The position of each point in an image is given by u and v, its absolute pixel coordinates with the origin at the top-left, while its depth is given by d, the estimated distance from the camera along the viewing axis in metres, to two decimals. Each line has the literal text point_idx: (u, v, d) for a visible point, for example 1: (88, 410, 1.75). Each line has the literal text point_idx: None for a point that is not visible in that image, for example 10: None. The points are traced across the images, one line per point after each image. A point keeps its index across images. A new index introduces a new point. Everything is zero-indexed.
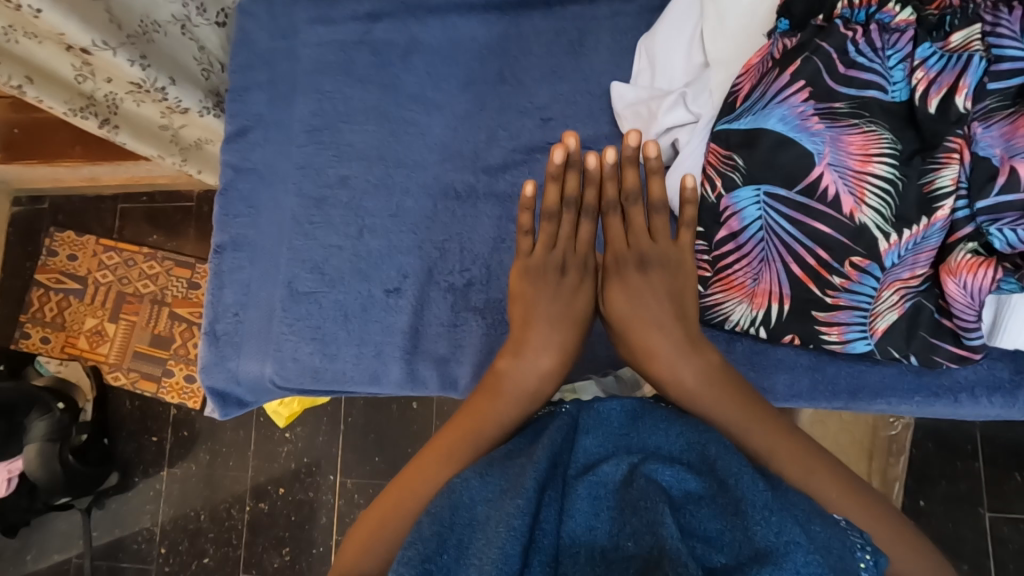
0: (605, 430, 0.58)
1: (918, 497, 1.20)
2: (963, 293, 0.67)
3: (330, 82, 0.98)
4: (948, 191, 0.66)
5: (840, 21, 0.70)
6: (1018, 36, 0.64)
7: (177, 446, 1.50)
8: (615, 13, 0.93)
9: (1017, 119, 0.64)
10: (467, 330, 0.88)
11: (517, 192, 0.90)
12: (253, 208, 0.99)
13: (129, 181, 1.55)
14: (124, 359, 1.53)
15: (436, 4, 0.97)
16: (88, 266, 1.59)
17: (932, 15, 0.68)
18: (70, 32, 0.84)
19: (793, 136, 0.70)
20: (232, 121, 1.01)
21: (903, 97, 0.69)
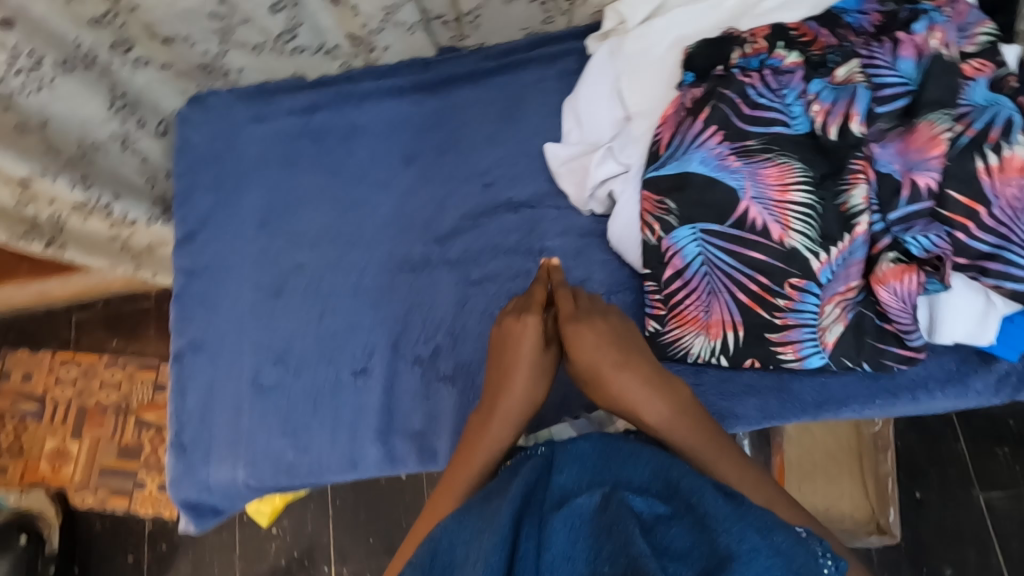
0: (580, 466, 0.58)
1: (913, 489, 1.22)
2: (895, 300, 0.72)
3: (276, 175, 1.01)
4: (861, 209, 0.72)
5: (737, 69, 0.77)
6: (892, 65, 0.72)
7: (156, 561, 1.41)
8: (539, 79, 0.98)
9: (907, 136, 0.71)
10: (439, 399, 0.88)
11: (470, 256, 0.93)
12: (211, 306, 0.97)
13: (84, 291, 1.52)
14: (91, 478, 1.45)
15: (368, 92, 1.01)
16: (45, 384, 1.51)
17: (816, 55, 0.75)
18: (8, 166, 0.88)
19: (716, 175, 0.76)
20: (180, 226, 1.01)
21: (805, 129, 0.75)
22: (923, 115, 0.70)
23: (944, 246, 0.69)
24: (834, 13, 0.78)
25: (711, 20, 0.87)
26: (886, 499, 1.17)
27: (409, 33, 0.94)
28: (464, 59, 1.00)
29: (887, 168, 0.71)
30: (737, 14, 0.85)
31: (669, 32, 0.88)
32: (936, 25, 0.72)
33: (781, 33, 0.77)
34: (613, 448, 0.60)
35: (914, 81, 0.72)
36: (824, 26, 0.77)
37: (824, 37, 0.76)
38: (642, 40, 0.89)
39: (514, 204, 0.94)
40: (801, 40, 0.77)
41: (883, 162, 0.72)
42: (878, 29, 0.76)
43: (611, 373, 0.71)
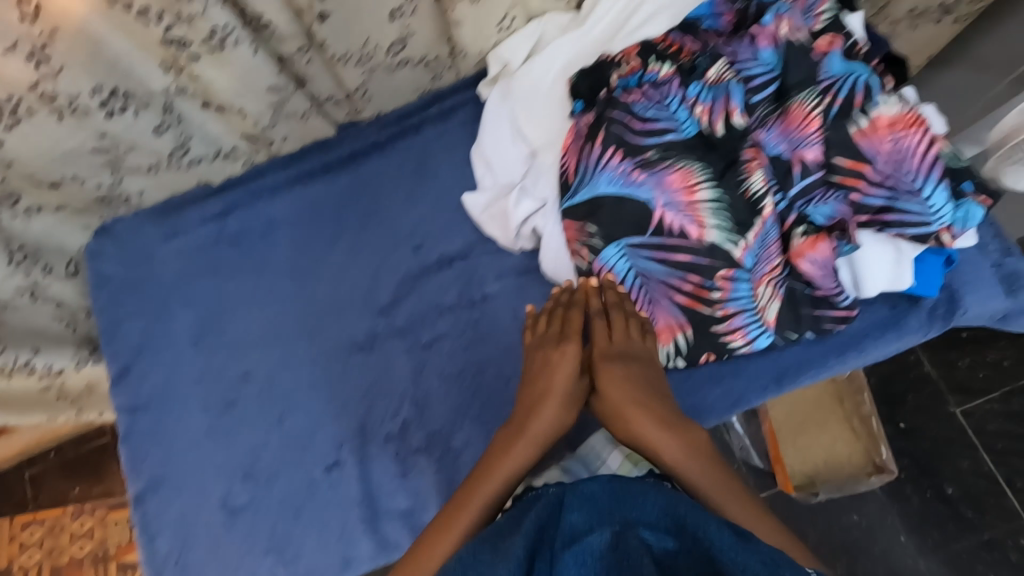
0: (589, 506, 0.56)
1: (897, 419, 1.28)
2: (817, 269, 0.75)
3: (201, 287, 0.97)
4: (763, 192, 0.75)
5: (619, 90, 0.81)
6: (755, 57, 0.77)
7: None
8: (442, 133, 1.00)
9: (785, 117, 0.76)
10: (419, 472, 0.86)
11: (418, 320, 0.92)
12: (163, 438, 0.92)
13: (28, 445, 1.40)
14: None
15: (277, 183, 1.00)
16: (9, 554, 1.40)
17: (686, 62, 0.80)
18: None
19: (626, 192, 0.78)
20: (114, 362, 0.96)
21: (695, 130, 0.79)
22: (794, 96, 0.76)
23: (844, 210, 0.74)
24: (690, 22, 0.83)
25: (586, 44, 0.90)
26: (875, 438, 1.20)
27: (302, 120, 0.93)
28: (364, 129, 1.01)
29: (775, 150, 0.76)
30: (609, 34, 0.89)
31: (552, 66, 0.91)
32: (782, 14, 0.77)
33: (650, 47, 0.82)
34: (624, 484, 0.58)
35: (778, 64, 0.77)
36: (686, 32, 0.82)
37: (689, 43, 0.81)
38: (528, 77, 0.92)
39: (446, 259, 0.94)
40: (669, 50, 0.82)
41: (770, 146, 0.76)
42: (735, 25, 0.82)
43: (634, 411, 0.74)
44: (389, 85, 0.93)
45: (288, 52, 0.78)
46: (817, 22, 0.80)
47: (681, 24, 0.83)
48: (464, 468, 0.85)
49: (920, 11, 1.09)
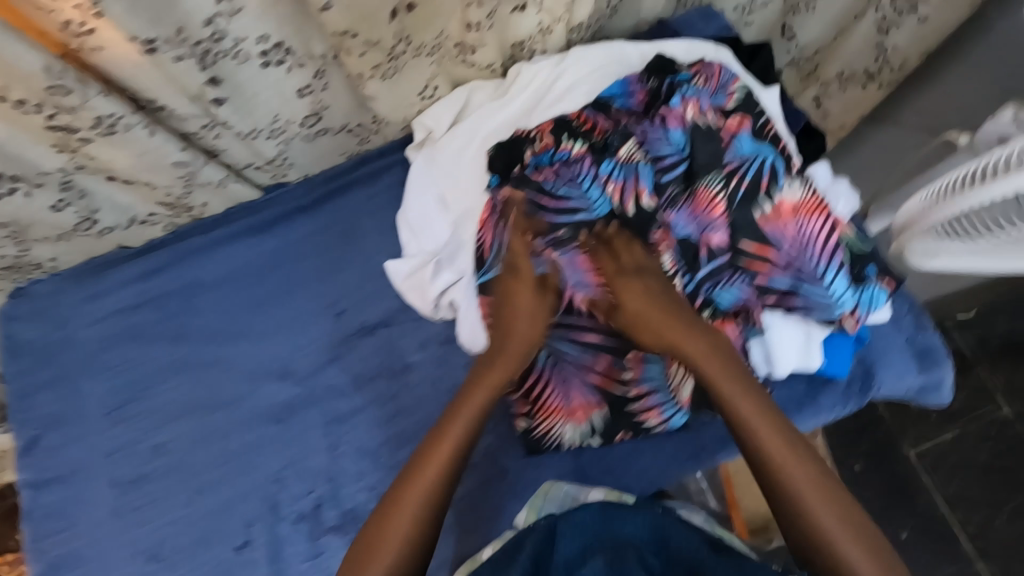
0: (580, 536, 0.67)
1: (850, 462, 1.28)
2: (725, 350, 0.76)
3: (116, 354, 0.94)
4: (670, 274, 0.76)
5: (530, 168, 0.81)
6: (664, 137, 0.78)
7: None
8: (369, 197, 0.99)
9: (693, 200, 0.75)
10: (331, 553, 0.84)
11: (337, 390, 0.91)
12: (67, 517, 0.88)
13: None
14: None
15: (200, 246, 0.98)
16: None
17: (598, 140, 0.81)
18: None
19: (537, 271, 0.77)
20: (21, 433, 0.92)
21: (606, 209, 0.78)
22: (701, 178, 0.75)
23: (748, 293, 0.75)
24: (603, 100, 0.84)
25: (505, 116, 0.91)
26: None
27: (221, 187, 0.91)
28: (291, 190, 1.00)
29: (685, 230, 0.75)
30: (526, 110, 0.90)
31: (474, 134, 0.91)
32: (687, 98, 0.79)
33: (563, 124, 0.82)
34: (606, 509, 0.69)
35: (686, 145, 0.77)
36: (599, 110, 0.84)
37: (601, 122, 0.82)
38: (450, 146, 0.92)
39: (368, 327, 0.94)
40: (582, 128, 0.82)
41: (679, 227, 0.76)
42: (646, 106, 0.83)
43: (664, 321, 0.73)
44: (310, 151, 0.91)
45: (192, 129, 0.75)
46: (727, 101, 0.81)
47: (595, 102, 0.84)
48: None
49: (848, 74, 1.11)
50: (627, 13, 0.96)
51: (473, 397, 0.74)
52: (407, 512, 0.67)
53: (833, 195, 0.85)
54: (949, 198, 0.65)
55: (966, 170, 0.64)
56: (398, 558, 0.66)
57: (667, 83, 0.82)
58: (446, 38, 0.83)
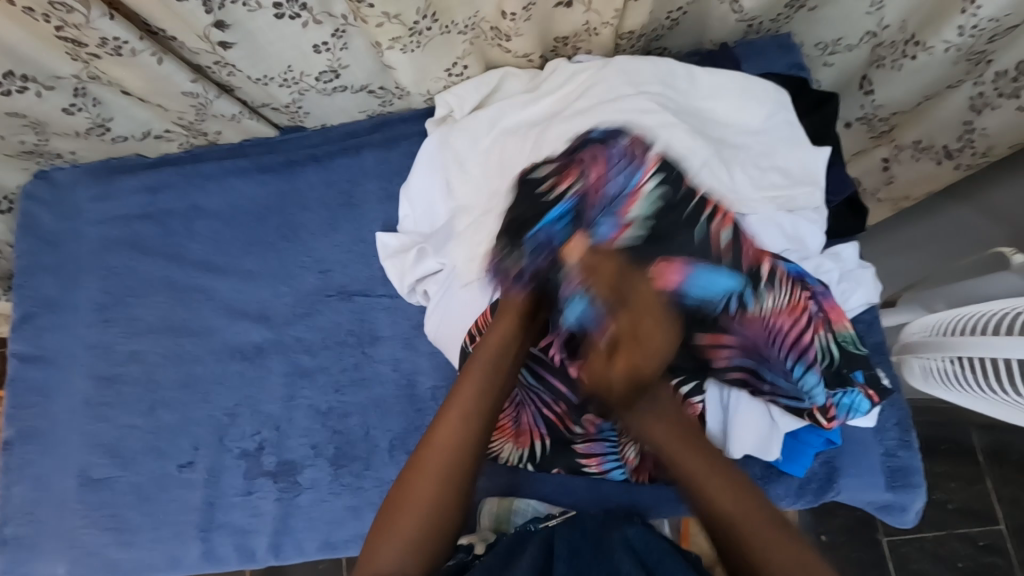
0: (573, 557, 0.64)
1: (819, 531, 1.27)
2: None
3: (115, 257, 1.00)
4: None
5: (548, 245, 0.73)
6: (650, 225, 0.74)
7: None
8: (378, 162, 0.98)
9: None
10: (261, 496, 0.88)
11: (303, 345, 0.93)
12: (44, 394, 0.96)
13: None
14: None
15: (210, 172, 1.00)
16: None
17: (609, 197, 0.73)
18: None
19: None
20: (19, 307, 1.00)
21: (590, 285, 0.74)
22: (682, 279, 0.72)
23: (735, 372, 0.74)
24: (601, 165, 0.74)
25: (530, 114, 0.86)
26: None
27: (235, 121, 0.91)
28: (307, 137, 1.00)
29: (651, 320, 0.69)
30: (552, 112, 0.85)
31: (494, 125, 0.87)
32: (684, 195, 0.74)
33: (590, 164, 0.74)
34: (598, 529, 0.69)
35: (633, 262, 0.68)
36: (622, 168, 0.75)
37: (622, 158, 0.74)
38: (466, 132, 0.88)
39: (347, 292, 0.95)
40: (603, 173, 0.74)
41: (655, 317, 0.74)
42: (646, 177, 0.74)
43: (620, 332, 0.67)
44: (328, 105, 0.91)
45: (204, 63, 0.80)
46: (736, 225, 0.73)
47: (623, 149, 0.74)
48: (302, 505, 0.87)
49: (925, 144, 0.99)
50: (692, 28, 0.88)
51: (467, 388, 0.71)
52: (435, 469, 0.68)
53: (852, 283, 0.78)
54: (949, 338, 0.60)
55: (982, 313, 0.59)
56: (420, 524, 0.65)
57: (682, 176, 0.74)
58: (482, 17, 0.80)
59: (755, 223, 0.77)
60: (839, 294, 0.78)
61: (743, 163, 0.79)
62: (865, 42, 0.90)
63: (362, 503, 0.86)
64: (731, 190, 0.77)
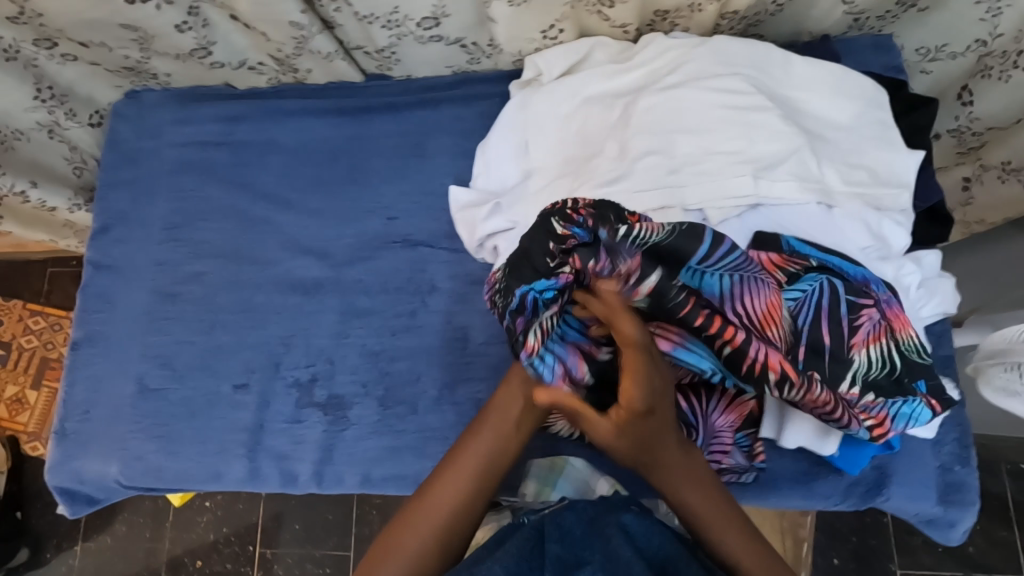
0: (565, 538, 0.63)
1: (831, 554, 1.27)
2: (727, 426, 0.74)
3: (190, 180, 1.02)
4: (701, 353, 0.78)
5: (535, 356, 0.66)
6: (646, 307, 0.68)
7: (96, 518, 1.69)
8: (456, 118, 0.99)
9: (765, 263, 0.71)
10: (309, 425, 0.90)
11: (363, 287, 0.94)
12: (110, 302, 0.99)
13: (52, 250, 1.83)
14: (43, 429, 1.75)
15: (290, 111, 1.02)
16: (13, 331, 1.82)
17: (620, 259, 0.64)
18: None
19: None
20: (96, 218, 1.03)
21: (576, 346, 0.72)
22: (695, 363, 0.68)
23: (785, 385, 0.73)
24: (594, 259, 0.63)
25: (616, 85, 0.86)
26: (799, 561, 1.27)
27: (328, 61, 0.94)
28: (389, 87, 1.01)
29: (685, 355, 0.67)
30: (640, 84, 0.85)
31: (578, 91, 0.87)
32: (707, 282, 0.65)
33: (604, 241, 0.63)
34: (598, 509, 0.66)
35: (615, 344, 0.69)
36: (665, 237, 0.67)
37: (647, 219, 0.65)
38: (550, 96, 0.89)
39: (412, 240, 0.95)
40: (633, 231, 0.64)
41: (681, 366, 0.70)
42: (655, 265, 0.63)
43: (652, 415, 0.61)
44: (419, 56, 0.94)
45: None
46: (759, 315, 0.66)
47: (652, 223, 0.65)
48: (346, 439, 0.89)
49: (1015, 166, 0.96)
50: (793, 18, 0.87)
51: (494, 416, 0.71)
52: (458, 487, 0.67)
53: (931, 289, 0.76)
54: None
55: None
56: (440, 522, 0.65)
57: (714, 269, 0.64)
58: None
59: (841, 218, 0.74)
60: (916, 299, 0.75)
61: (832, 157, 0.77)
62: (972, 51, 0.89)
63: (405, 445, 0.88)
64: (817, 181, 0.75)
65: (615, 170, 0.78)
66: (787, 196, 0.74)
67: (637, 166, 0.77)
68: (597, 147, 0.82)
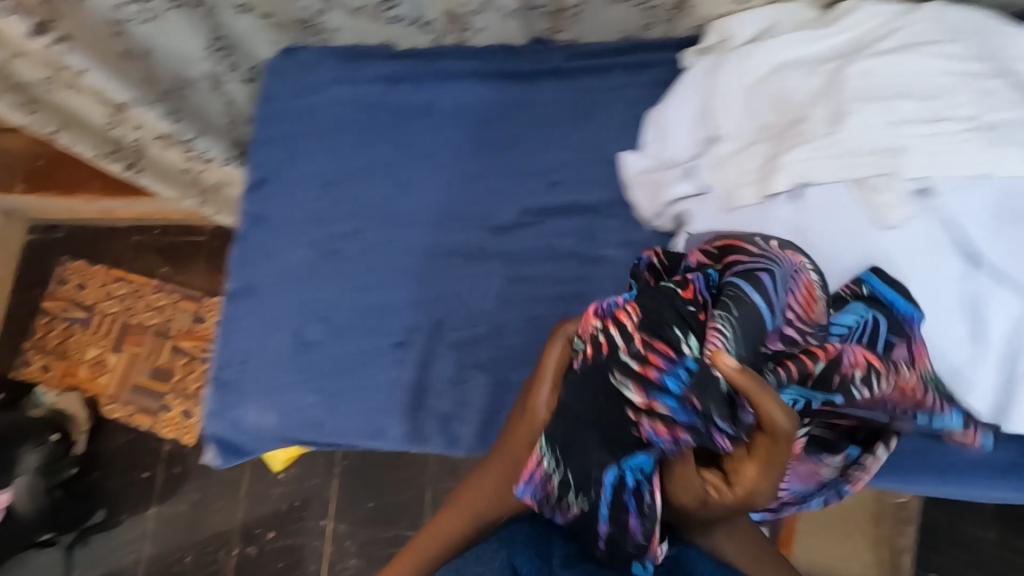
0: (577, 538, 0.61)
1: (927, 569, 1.19)
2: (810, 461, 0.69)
3: (348, 138, 1.03)
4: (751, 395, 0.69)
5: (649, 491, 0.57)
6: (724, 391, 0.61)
7: (168, 482, 1.67)
8: (624, 85, 0.97)
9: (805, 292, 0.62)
10: (471, 387, 0.89)
11: (526, 251, 0.93)
12: (266, 256, 1.00)
13: (144, 215, 1.83)
14: (124, 391, 1.75)
15: (452, 72, 1.02)
16: (95, 297, 1.83)
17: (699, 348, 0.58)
18: (110, 90, 0.93)
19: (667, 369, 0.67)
20: (252, 172, 1.04)
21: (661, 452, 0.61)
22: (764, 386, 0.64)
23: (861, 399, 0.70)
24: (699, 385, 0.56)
25: (815, 52, 0.83)
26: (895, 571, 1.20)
27: (501, 19, 0.99)
28: (552, 52, 1.01)
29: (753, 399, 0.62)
30: (844, 50, 0.82)
31: (771, 59, 0.85)
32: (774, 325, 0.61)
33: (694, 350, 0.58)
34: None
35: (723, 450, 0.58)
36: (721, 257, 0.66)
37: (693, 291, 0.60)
38: (740, 61, 0.87)
39: (578, 206, 0.94)
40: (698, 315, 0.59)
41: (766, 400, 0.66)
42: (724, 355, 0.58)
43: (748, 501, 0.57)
44: (601, 19, 0.96)
45: None
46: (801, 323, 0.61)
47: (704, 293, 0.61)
48: (510, 404, 0.87)
49: None
50: None
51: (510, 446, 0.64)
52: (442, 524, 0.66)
53: None
54: None
55: None
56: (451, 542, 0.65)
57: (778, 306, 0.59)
58: None
59: None
60: None
61: None
62: None
63: None
64: None
65: (830, 132, 0.75)
66: (1022, 170, 0.70)
67: (851, 129, 0.74)
68: (800, 112, 0.80)
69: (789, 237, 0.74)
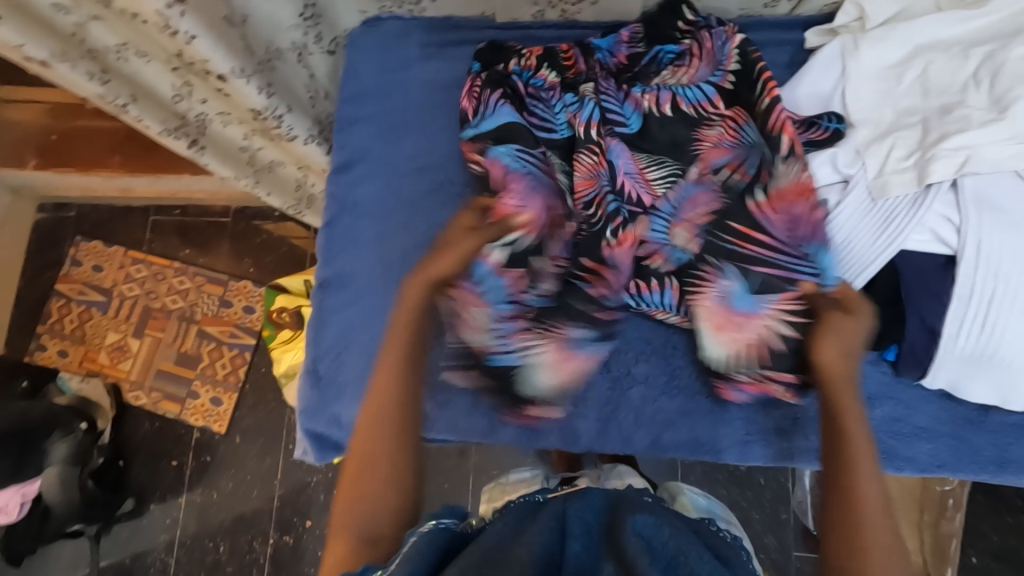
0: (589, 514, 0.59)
1: (970, 552, 1.15)
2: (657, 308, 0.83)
3: (443, 120, 0.96)
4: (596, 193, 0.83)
5: (607, 108, 0.87)
6: (620, 109, 0.87)
7: (196, 471, 1.44)
8: None
9: (628, 95, 0.87)
10: (590, 384, 0.85)
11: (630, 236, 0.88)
12: (358, 244, 0.94)
13: (164, 193, 1.54)
14: (148, 377, 1.50)
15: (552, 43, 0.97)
16: (115, 279, 1.55)
17: (570, 77, 0.90)
18: (215, 60, 0.78)
19: (630, 178, 0.84)
20: (338, 153, 0.97)
21: (568, 134, 0.87)
22: (645, 138, 0.85)
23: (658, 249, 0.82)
24: (619, 69, 0.91)
25: (956, 34, 0.80)
26: (943, 557, 1.14)
27: None
28: None
29: (512, 114, 0.85)
30: (984, 36, 0.79)
31: (909, 39, 0.81)
32: (569, 108, 0.88)
33: (565, 82, 0.90)
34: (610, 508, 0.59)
35: (604, 167, 0.84)
36: (517, 53, 0.92)
37: (580, 64, 0.91)
38: (880, 40, 0.82)
39: None
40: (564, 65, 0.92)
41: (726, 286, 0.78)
42: (622, 66, 0.91)
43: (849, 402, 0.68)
44: None
45: None
46: (471, 106, 0.89)
47: (566, 114, 0.87)
48: (633, 399, 0.84)
49: None
50: None
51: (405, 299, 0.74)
52: (390, 400, 0.68)
53: None
54: None
55: None
56: (380, 450, 0.66)
57: (476, 123, 0.88)
58: None
59: None
60: None
61: None
62: None
63: (699, 411, 0.84)
64: None
65: (985, 118, 0.74)
66: None
67: (1016, 116, 0.73)
68: (953, 97, 0.77)
69: (941, 230, 0.74)
